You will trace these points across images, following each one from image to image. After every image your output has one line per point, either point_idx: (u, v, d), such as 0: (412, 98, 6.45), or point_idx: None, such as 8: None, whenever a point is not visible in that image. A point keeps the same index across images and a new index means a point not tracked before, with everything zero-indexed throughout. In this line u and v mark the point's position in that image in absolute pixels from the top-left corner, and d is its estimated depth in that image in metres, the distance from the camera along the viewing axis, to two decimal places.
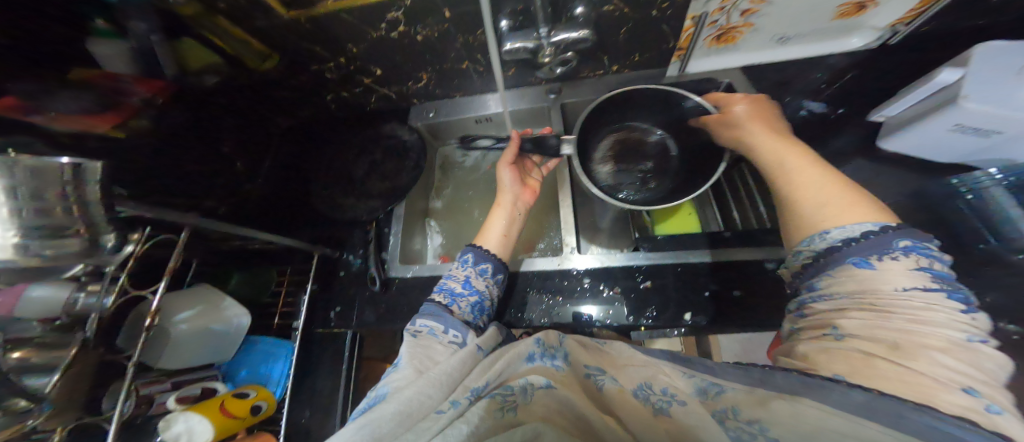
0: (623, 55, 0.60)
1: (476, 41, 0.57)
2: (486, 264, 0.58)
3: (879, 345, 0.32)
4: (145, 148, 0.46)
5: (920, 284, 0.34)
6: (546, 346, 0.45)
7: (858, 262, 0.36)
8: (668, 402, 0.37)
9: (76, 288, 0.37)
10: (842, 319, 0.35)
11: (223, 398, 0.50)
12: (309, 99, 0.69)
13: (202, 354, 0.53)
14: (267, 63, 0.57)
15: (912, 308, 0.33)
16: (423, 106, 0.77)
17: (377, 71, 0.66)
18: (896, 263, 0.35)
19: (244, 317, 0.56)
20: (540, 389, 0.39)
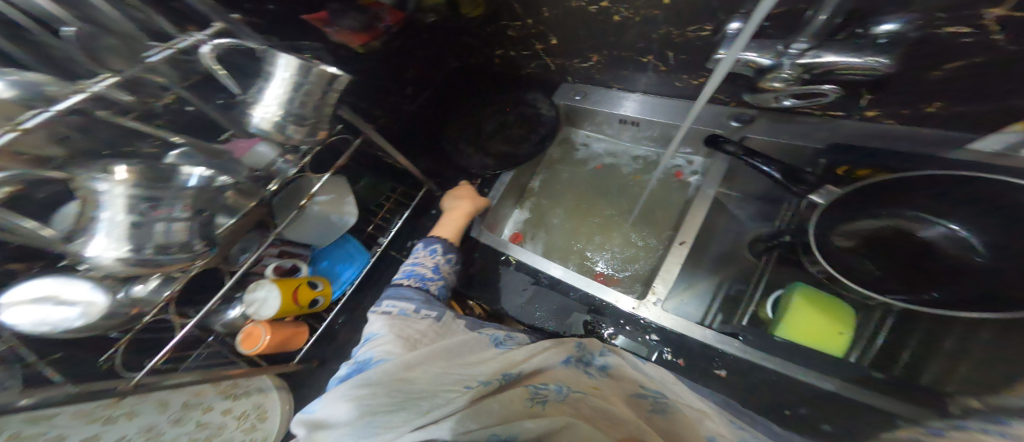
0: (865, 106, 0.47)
1: (682, 35, 0.50)
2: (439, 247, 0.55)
3: None
4: (366, 61, 0.64)
5: None
6: (586, 349, 0.41)
7: None
8: None
9: (281, 153, 0.43)
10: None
11: (300, 282, 0.52)
12: (481, 49, 0.74)
13: (320, 237, 0.58)
14: (472, 11, 0.64)
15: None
16: (574, 86, 0.73)
17: (553, 39, 0.64)
18: None
19: (351, 217, 0.59)
20: (575, 391, 0.35)
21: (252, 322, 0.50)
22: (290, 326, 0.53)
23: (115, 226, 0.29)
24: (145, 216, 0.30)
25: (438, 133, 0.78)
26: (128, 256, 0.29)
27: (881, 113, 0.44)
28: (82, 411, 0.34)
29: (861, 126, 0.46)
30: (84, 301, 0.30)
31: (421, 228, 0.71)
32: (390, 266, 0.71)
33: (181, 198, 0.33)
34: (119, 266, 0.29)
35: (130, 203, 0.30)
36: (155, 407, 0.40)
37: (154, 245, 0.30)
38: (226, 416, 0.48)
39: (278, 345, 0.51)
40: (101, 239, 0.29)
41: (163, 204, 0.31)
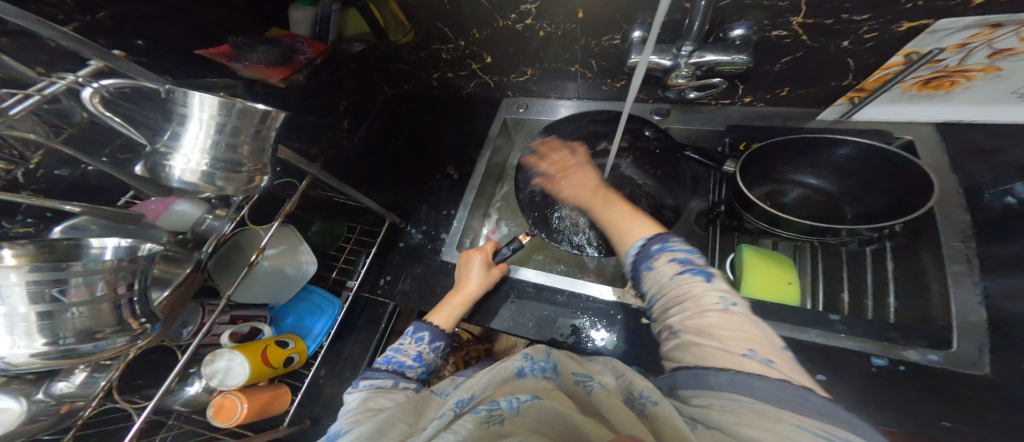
0: (761, 89, 0.54)
1: (600, 45, 0.55)
2: (423, 333, 0.51)
3: (694, 333, 0.32)
4: (294, 98, 0.64)
5: (678, 271, 0.36)
6: (531, 357, 0.41)
7: (644, 266, 0.39)
8: (644, 401, 0.30)
9: (209, 209, 0.43)
10: (673, 319, 0.34)
11: (266, 344, 0.51)
12: (415, 74, 0.76)
13: (281, 293, 0.58)
14: (404, 38, 0.66)
15: (682, 284, 0.35)
16: (516, 100, 0.76)
17: (487, 58, 0.67)
18: (664, 262, 0.38)
19: (309, 265, 0.58)
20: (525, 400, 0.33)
21: (222, 393, 0.47)
22: (268, 389, 0.52)
23: (26, 318, 0.24)
24: (59, 302, 0.25)
25: (389, 163, 0.78)
26: (45, 352, 0.25)
27: (751, 97, 0.56)
28: None
29: (745, 110, 0.58)
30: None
31: (386, 261, 0.70)
32: (365, 307, 0.69)
33: (98, 274, 0.27)
34: (37, 362, 0.25)
35: (33, 290, 0.24)
36: None
37: (76, 335, 0.26)
38: None
39: (259, 410, 0.48)
40: (13, 332, 0.24)
41: (74, 286, 0.25)
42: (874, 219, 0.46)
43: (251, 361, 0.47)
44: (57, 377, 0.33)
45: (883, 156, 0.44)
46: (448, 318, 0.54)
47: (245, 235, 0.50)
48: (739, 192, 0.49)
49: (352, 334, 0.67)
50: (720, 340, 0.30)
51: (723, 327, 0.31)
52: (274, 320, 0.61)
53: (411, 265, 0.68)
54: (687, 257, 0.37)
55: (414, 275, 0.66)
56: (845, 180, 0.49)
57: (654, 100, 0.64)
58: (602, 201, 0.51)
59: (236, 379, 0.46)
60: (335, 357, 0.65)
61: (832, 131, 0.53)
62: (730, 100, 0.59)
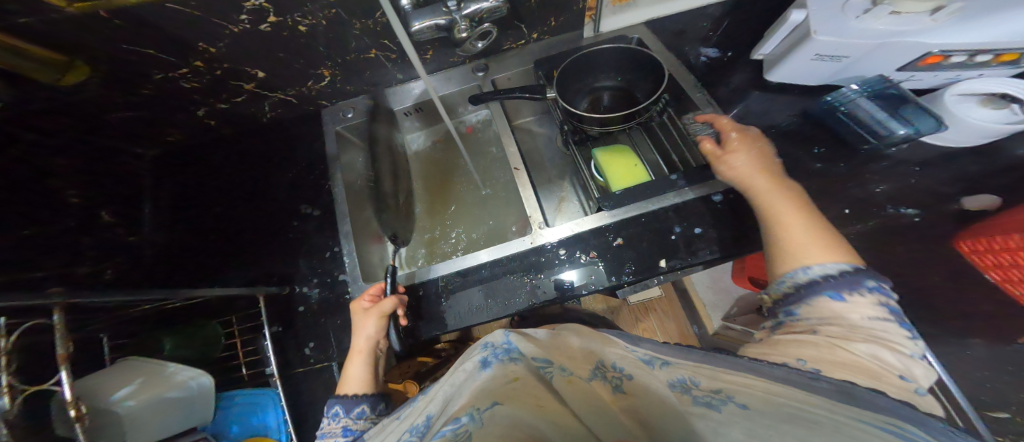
0: (538, 23, 0.60)
1: (374, 24, 0.54)
2: (334, 408, 0.50)
3: (856, 341, 0.35)
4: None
5: (883, 317, 0.37)
6: (494, 345, 0.40)
7: (833, 295, 0.39)
8: (620, 377, 0.35)
9: None
10: (828, 326, 0.37)
11: None
12: (175, 117, 0.61)
13: (177, 422, 0.49)
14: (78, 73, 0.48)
15: (873, 327, 0.36)
16: (337, 107, 0.70)
17: (260, 73, 0.58)
18: (865, 299, 0.38)
19: (206, 376, 0.51)
20: (485, 411, 0.31)
21: None
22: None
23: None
24: None
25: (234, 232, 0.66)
26: None
27: (537, 31, 0.61)
28: None
29: (539, 44, 0.63)
30: None
31: (297, 334, 0.63)
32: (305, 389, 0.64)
33: None
34: None
35: None
36: None
37: None
38: None
39: None
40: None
41: None
42: (648, 90, 0.55)
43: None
44: None
45: (635, 52, 0.51)
46: (357, 380, 0.53)
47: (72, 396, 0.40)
48: (568, 114, 0.52)
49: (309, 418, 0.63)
50: (856, 349, 0.34)
51: (887, 355, 0.34)
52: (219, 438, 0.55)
53: (326, 322, 0.64)
54: (891, 311, 0.38)
55: (337, 331, 0.62)
56: (628, 76, 0.56)
57: (467, 59, 0.64)
58: (773, 194, 0.49)
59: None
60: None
61: (600, 43, 0.64)
62: (523, 40, 0.63)
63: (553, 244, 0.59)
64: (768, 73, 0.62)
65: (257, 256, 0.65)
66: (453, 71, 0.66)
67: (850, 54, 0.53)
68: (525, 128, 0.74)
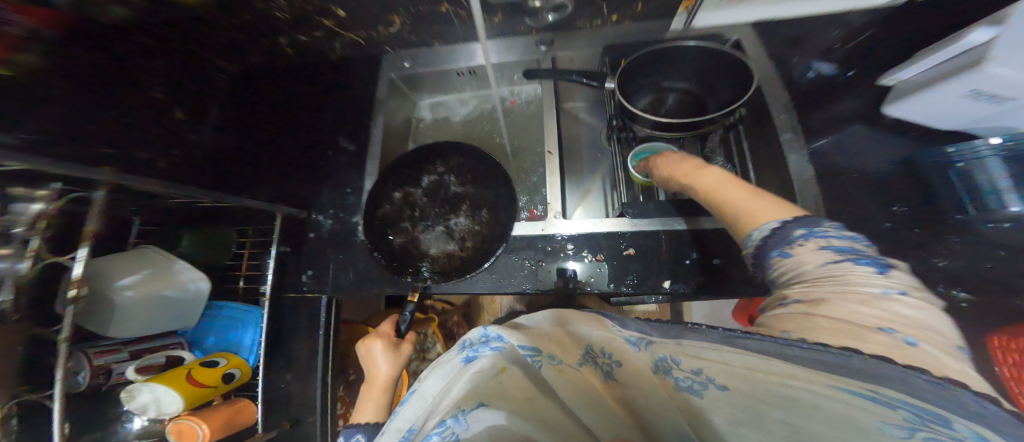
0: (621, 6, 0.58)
1: None
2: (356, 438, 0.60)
3: (821, 308, 0.29)
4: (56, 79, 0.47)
5: (833, 259, 0.32)
6: (471, 341, 0.41)
7: (779, 253, 0.35)
8: (609, 366, 0.36)
9: None
10: (793, 293, 0.33)
11: (190, 368, 0.54)
12: (256, 40, 0.65)
13: (184, 314, 0.56)
14: None
15: (838, 273, 0.31)
16: (397, 54, 0.70)
17: (339, 11, 0.62)
18: (806, 247, 0.33)
19: (205, 282, 0.56)
20: (472, 415, 0.34)
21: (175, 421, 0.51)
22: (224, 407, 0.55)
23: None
24: None
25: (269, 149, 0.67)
26: None
27: (617, 15, 0.59)
28: None
29: (615, 29, 0.61)
30: None
31: (298, 257, 0.65)
32: (298, 308, 0.65)
33: None
34: None
35: None
36: None
37: None
38: None
39: (223, 425, 0.53)
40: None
41: None
42: (722, 99, 0.52)
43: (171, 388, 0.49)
44: None
45: (717, 54, 0.48)
46: (373, 411, 0.61)
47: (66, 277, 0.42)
48: (624, 108, 0.50)
49: (296, 335, 0.64)
50: (827, 314, 0.29)
51: (857, 308, 0.28)
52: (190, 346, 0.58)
53: (332, 252, 0.65)
54: (840, 248, 0.32)
55: (341, 263, 0.65)
56: (703, 79, 0.52)
57: (535, 30, 0.64)
58: (723, 182, 0.43)
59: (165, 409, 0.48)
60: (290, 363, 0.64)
61: (685, 38, 0.60)
62: (599, 21, 0.61)
63: (564, 237, 0.58)
64: (890, 104, 0.55)
65: (289, 174, 0.67)
66: (519, 38, 0.65)
67: (1008, 95, 0.44)
68: (572, 116, 0.72)
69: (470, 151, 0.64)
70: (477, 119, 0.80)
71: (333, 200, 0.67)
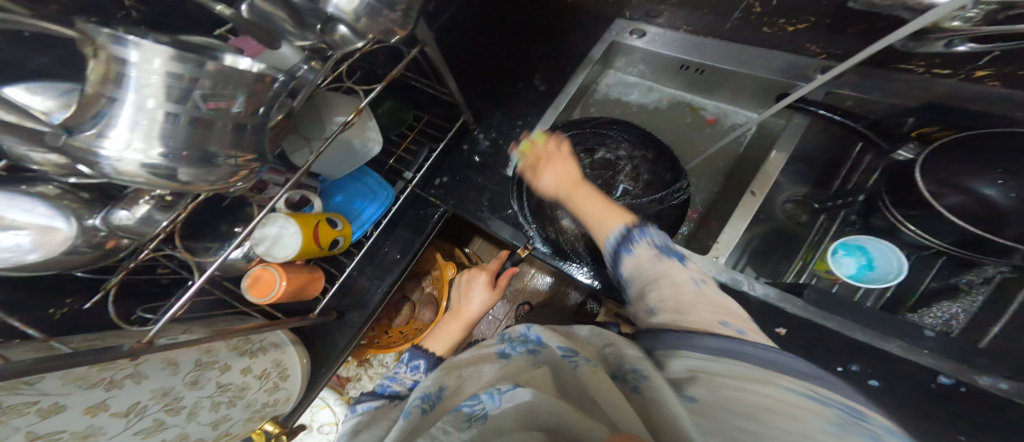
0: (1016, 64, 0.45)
1: None
2: (418, 362, 0.65)
3: (673, 306, 0.38)
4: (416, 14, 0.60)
5: (661, 263, 0.43)
6: (514, 339, 0.59)
7: (625, 250, 0.46)
8: (638, 378, 0.40)
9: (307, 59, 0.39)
10: (659, 299, 0.40)
11: (318, 221, 0.55)
12: None
13: (341, 166, 0.62)
14: None
15: (677, 277, 0.41)
16: (628, 24, 0.75)
17: None
18: (645, 250, 0.44)
19: (374, 146, 0.63)
20: (506, 393, 0.44)
21: (261, 267, 0.53)
22: (305, 271, 0.58)
23: (152, 116, 0.25)
24: (168, 164, 0.26)
25: (490, 60, 0.85)
26: (153, 162, 0.26)
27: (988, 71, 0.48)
28: (73, 376, 0.33)
29: (956, 89, 0.51)
30: (35, 227, 0.31)
31: (454, 163, 0.79)
32: (413, 202, 0.79)
33: (184, 152, 0.27)
34: (140, 174, 0.26)
35: (131, 118, 0.25)
36: (164, 369, 0.41)
37: (191, 152, 0.27)
38: (248, 376, 0.50)
39: (294, 290, 0.55)
40: (115, 137, 0.25)
41: (177, 133, 0.26)
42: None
43: (301, 233, 0.52)
44: (120, 204, 0.36)
45: None
46: (445, 342, 0.72)
47: (321, 99, 0.55)
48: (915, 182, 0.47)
49: (402, 224, 0.78)
50: (648, 287, 0.42)
51: (697, 307, 0.37)
52: (329, 193, 0.67)
53: (471, 172, 0.79)
54: (661, 246, 0.45)
55: (476, 185, 0.77)
56: None
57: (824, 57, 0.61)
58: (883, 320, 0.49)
59: (288, 251, 0.52)
60: (390, 238, 0.77)
61: None
62: (950, 70, 0.51)
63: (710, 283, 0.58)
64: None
65: (490, 94, 0.83)
66: (780, 57, 0.64)
67: None
68: (758, 156, 0.73)
69: (664, 149, 0.65)
70: (663, 111, 0.84)
71: (505, 126, 0.82)
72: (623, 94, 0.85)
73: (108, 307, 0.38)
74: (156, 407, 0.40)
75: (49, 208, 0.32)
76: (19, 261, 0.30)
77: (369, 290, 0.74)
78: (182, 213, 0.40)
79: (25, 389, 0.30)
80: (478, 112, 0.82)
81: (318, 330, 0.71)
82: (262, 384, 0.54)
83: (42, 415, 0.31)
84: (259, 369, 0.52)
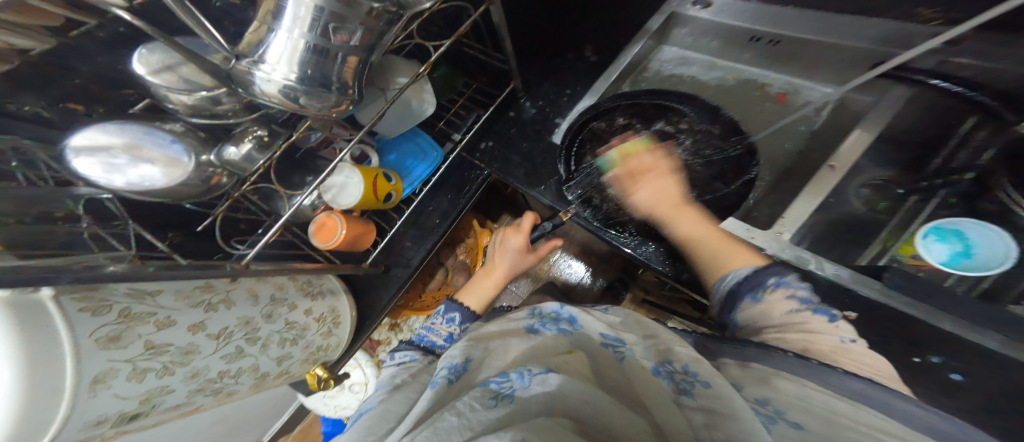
0: None
1: None
2: (454, 314, 0.69)
3: (821, 348, 0.37)
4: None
5: (822, 317, 0.40)
6: (544, 314, 0.56)
7: (751, 297, 0.46)
8: (693, 382, 0.39)
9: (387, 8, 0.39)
10: (789, 336, 0.41)
11: (377, 175, 0.57)
12: None
13: (398, 126, 0.64)
14: None
15: (858, 352, 0.36)
16: None
17: None
18: (777, 296, 0.44)
19: (429, 107, 0.63)
20: (536, 375, 0.43)
21: (325, 215, 0.56)
22: (361, 222, 0.60)
23: (295, 45, 0.31)
24: (294, 87, 0.31)
25: (544, 28, 0.83)
26: (286, 86, 0.31)
27: None
28: (181, 294, 0.38)
29: None
30: (164, 159, 0.35)
31: (499, 131, 0.79)
32: (458, 166, 0.80)
33: (303, 78, 0.32)
34: (275, 96, 0.32)
35: (283, 47, 0.31)
36: (247, 299, 0.45)
37: (311, 79, 0.32)
38: (309, 317, 0.54)
39: (352, 240, 0.58)
40: (271, 61, 0.31)
41: (305, 60, 0.31)
42: None
43: (361, 183, 0.53)
44: (230, 142, 0.40)
45: None
46: (479, 298, 0.74)
47: (388, 58, 0.56)
48: None
49: (447, 188, 0.79)
50: (767, 330, 0.43)
51: (867, 363, 0.35)
52: (384, 151, 0.69)
53: (517, 141, 0.78)
54: (809, 299, 0.42)
55: (521, 152, 0.77)
56: None
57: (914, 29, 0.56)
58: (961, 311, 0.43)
59: (350, 199, 0.54)
60: (435, 202, 0.79)
61: None
62: None
63: None
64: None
65: (542, 63, 0.82)
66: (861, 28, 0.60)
67: None
68: (827, 136, 0.68)
69: (729, 122, 0.62)
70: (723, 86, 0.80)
71: (555, 95, 0.80)
72: (681, 66, 0.81)
73: (216, 228, 0.44)
74: (240, 333, 0.43)
75: (179, 142, 0.37)
76: (152, 183, 0.34)
77: (413, 252, 0.77)
78: (276, 152, 0.42)
79: (147, 299, 0.35)
80: (528, 80, 0.81)
81: (367, 284, 0.74)
82: (319, 327, 0.57)
83: (158, 325, 0.35)
84: (317, 312, 0.56)
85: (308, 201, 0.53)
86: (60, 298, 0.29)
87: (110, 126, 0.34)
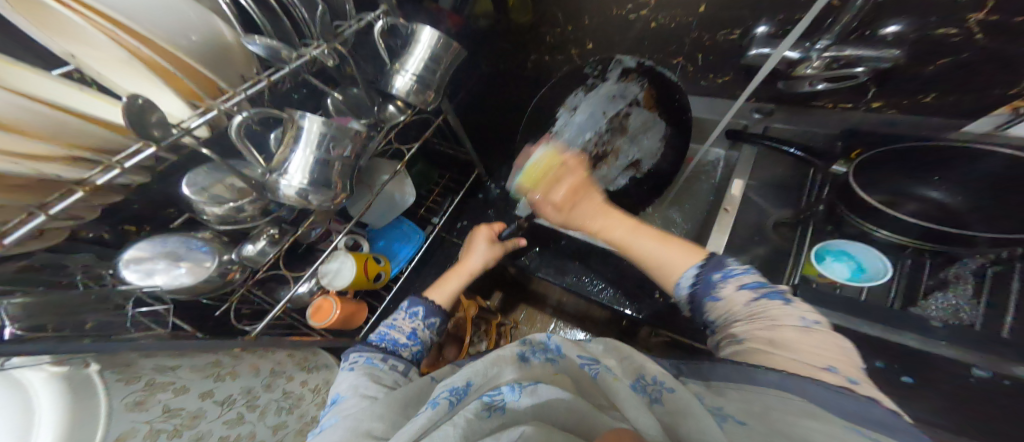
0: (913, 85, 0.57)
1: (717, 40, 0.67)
2: (417, 308, 0.59)
3: (763, 342, 0.36)
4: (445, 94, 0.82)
5: (758, 297, 0.40)
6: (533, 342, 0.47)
7: (712, 296, 0.43)
8: (663, 394, 0.37)
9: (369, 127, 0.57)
10: (738, 329, 0.39)
11: (367, 258, 0.69)
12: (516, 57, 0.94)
13: (386, 215, 0.78)
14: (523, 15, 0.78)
15: (764, 308, 0.39)
16: None
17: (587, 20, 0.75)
18: (738, 292, 0.41)
19: (410, 197, 0.77)
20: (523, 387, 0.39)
21: (321, 297, 0.66)
22: (353, 301, 0.69)
23: (307, 160, 0.46)
24: (306, 188, 0.46)
25: (494, 129, 1.04)
26: (301, 188, 0.46)
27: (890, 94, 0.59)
28: (197, 367, 0.45)
29: None
30: (193, 262, 0.47)
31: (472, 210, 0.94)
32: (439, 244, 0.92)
33: (312, 183, 0.46)
34: (293, 196, 0.46)
35: (301, 162, 0.46)
36: (250, 370, 0.52)
37: (318, 183, 0.47)
38: (304, 387, 0.60)
39: (345, 317, 0.66)
40: (291, 171, 0.45)
41: (315, 170, 0.46)
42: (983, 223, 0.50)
43: (353, 266, 0.64)
44: (249, 241, 0.53)
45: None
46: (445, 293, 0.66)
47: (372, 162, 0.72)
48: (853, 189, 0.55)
49: (431, 263, 0.91)
50: (740, 328, 0.39)
51: (793, 341, 0.35)
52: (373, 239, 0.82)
53: (485, 216, 0.92)
54: (759, 287, 0.41)
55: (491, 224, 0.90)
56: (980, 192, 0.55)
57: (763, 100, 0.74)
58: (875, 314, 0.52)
59: (343, 281, 0.64)
60: (420, 276, 0.89)
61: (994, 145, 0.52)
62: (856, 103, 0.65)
63: None
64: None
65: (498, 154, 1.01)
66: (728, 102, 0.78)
67: None
68: None
69: None
70: None
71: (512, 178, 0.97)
72: None
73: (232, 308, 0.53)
74: (242, 401, 0.50)
75: (206, 246, 0.49)
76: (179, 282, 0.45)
77: None
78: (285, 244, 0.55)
79: (170, 371, 0.42)
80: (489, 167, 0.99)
81: None
82: (315, 398, 0.62)
83: (175, 392, 0.42)
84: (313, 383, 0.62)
85: (306, 287, 0.63)
86: (105, 371, 0.36)
87: (159, 239, 0.47)
